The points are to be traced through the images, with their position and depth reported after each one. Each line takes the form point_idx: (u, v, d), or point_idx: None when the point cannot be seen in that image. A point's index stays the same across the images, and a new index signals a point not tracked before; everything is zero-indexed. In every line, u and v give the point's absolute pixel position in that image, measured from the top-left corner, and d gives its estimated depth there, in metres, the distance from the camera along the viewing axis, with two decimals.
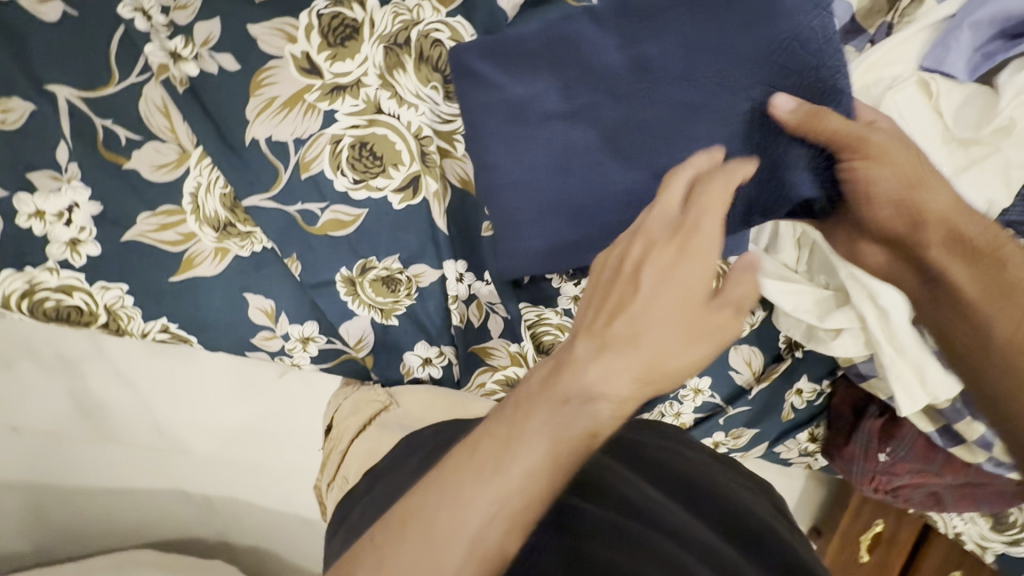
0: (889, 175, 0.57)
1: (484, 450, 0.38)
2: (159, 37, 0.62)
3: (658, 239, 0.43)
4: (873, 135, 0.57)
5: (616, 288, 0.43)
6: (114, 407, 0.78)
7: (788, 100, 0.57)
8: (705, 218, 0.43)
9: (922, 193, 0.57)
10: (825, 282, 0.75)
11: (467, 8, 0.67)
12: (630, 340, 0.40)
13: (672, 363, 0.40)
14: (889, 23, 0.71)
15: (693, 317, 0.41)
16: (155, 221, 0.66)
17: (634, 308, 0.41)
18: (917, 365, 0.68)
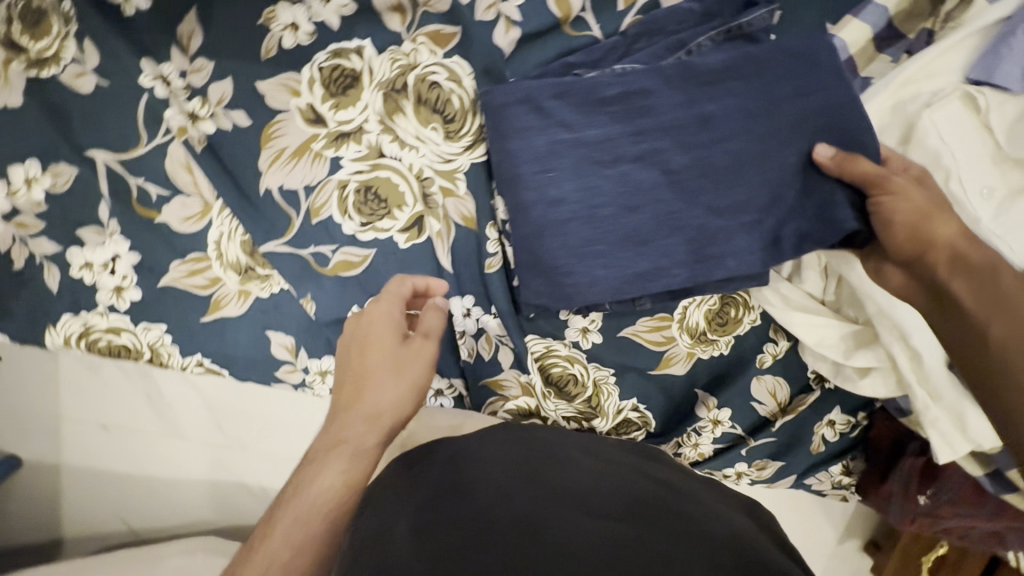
0: (908, 207, 0.56)
1: (332, 454, 0.59)
2: (178, 100, 0.67)
3: (391, 322, 0.63)
4: (895, 175, 0.57)
5: (397, 349, 0.62)
6: (186, 411, 0.81)
7: (826, 147, 0.59)
8: (380, 314, 0.63)
9: (934, 221, 0.56)
10: (853, 315, 0.69)
11: (464, 47, 0.66)
12: (347, 400, 0.61)
13: (385, 410, 0.60)
14: (930, 29, 0.65)
15: (405, 376, 0.61)
16: (186, 267, 0.72)
17: (358, 381, 0.61)
18: (955, 411, 0.63)
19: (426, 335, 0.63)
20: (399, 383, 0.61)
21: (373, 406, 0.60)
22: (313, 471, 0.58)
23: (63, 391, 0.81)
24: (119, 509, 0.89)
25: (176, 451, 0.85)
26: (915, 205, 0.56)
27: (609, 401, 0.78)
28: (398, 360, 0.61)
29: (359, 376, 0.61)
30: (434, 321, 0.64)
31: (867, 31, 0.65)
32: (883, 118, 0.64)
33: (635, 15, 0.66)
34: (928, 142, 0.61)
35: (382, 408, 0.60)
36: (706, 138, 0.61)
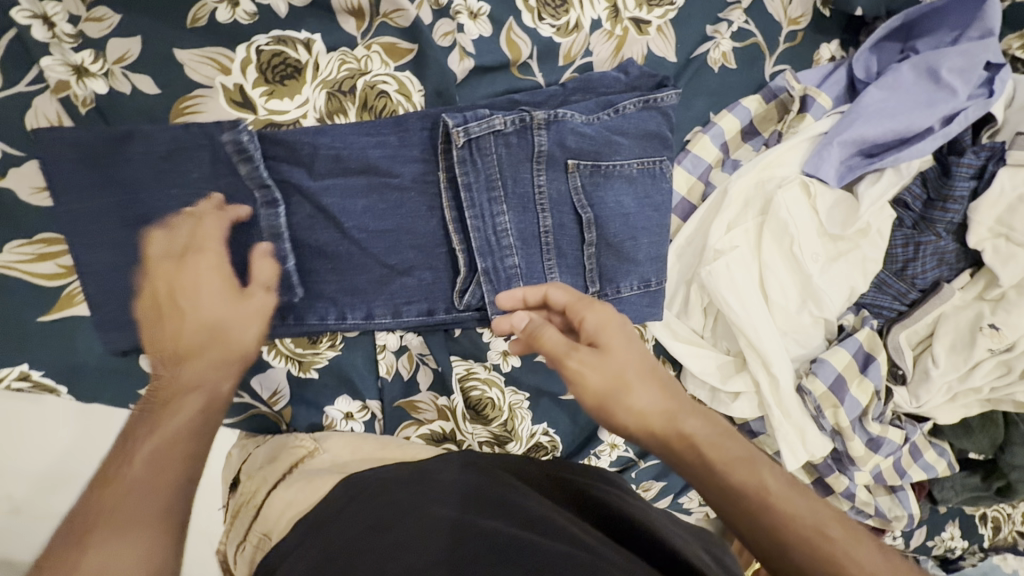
0: (590, 362, 0.58)
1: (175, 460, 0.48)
2: (61, 48, 0.55)
3: (621, 348, 0.60)
4: (590, 313, 0.62)
5: (601, 340, 0.60)
6: None
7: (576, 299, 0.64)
8: (645, 370, 0.59)
9: (627, 370, 0.58)
10: (726, 347, 0.83)
11: (418, 65, 0.68)
12: (604, 404, 0.57)
13: (663, 419, 0.56)
14: (779, 130, 0.85)
15: (618, 369, 0.58)
16: (31, 249, 0.58)
17: (605, 364, 0.59)
18: (799, 427, 0.78)
19: (613, 344, 0.60)
20: (669, 404, 0.57)
21: (651, 417, 0.56)
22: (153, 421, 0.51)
23: None
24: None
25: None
26: (727, 443, 0.54)
27: (523, 425, 0.80)
28: (622, 353, 0.60)
29: (616, 380, 0.58)
30: (624, 332, 0.61)
31: (737, 123, 0.84)
32: (748, 191, 0.82)
33: (573, 72, 0.76)
34: (779, 215, 0.79)
35: (667, 418, 0.56)
36: (623, 191, 0.74)
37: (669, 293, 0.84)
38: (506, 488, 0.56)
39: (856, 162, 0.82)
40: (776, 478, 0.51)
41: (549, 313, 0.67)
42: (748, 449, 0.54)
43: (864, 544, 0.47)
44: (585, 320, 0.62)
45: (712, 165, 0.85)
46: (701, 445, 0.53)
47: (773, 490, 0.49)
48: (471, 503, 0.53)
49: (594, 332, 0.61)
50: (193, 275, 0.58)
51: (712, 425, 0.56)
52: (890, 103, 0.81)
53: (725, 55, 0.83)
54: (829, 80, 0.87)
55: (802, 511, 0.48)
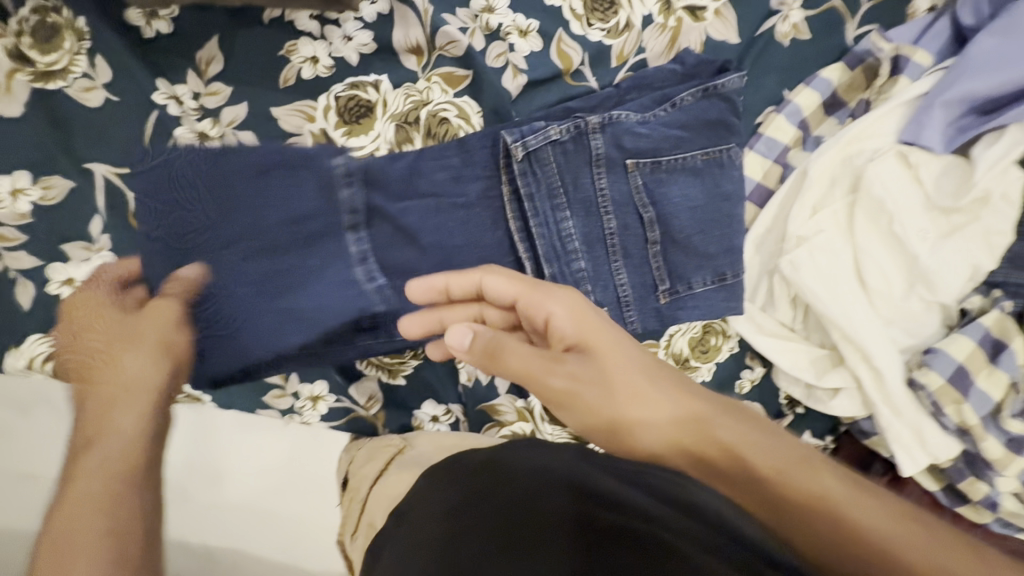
0: (563, 320, 0.59)
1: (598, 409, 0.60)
2: (189, 120, 0.68)
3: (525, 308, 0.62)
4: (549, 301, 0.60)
5: (144, 331, 0.67)
6: None
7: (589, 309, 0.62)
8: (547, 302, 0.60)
9: (555, 320, 0.60)
10: (820, 340, 0.77)
11: (474, 89, 0.72)
12: (612, 425, 0.60)
13: (688, 430, 0.60)
14: (867, 99, 0.78)
15: (590, 335, 0.60)
16: None
17: (586, 340, 0.60)
18: (915, 426, 0.70)
19: (600, 345, 0.59)
20: (575, 312, 0.60)
21: (656, 398, 0.61)
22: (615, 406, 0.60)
23: None
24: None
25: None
26: (597, 333, 0.60)
27: None
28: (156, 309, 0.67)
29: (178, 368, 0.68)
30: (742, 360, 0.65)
31: (816, 97, 0.78)
32: (835, 170, 0.75)
33: (627, 71, 0.76)
34: (873, 196, 0.71)
35: (685, 422, 0.60)
36: (683, 186, 0.71)
37: (750, 285, 0.79)
38: (762, 425, 0.61)
39: (970, 122, 0.71)
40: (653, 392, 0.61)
41: (519, 312, 0.66)
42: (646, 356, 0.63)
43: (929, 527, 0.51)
44: (552, 316, 0.60)
45: (790, 145, 0.79)
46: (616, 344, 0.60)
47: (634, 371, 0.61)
48: (510, 474, 0.55)
49: (568, 334, 0.60)
50: (627, 349, 0.61)
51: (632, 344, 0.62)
52: (1005, 50, 0.70)
53: (796, 27, 0.78)
54: (928, 34, 0.77)
55: (804, 468, 0.57)
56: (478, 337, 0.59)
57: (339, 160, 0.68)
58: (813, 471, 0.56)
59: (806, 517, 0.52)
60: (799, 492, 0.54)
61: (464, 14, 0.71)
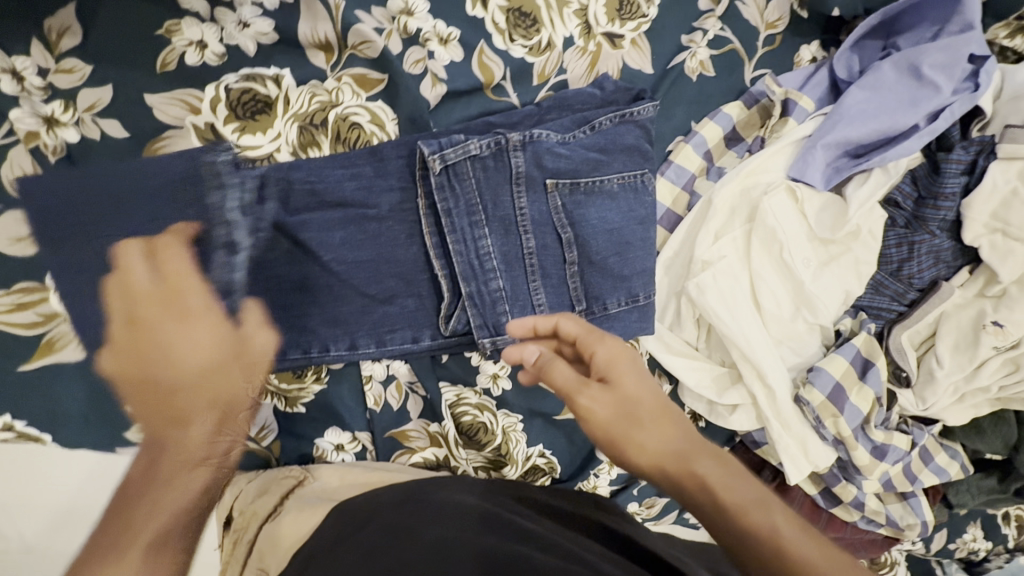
0: (604, 350, 0.59)
1: (652, 441, 0.56)
2: (32, 100, 0.56)
3: (595, 354, 0.60)
4: (599, 345, 0.60)
5: (145, 331, 0.54)
6: None
7: (533, 351, 0.61)
8: (597, 345, 0.60)
9: (596, 348, 0.60)
10: (721, 359, 0.81)
11: (389, 94, 0.68)
12: (612, 442, 0.57)
13: (675, 461, 0.55)
14: (762, 136, 0.85)
15: (625, 403, 0.57)
16: (11, 298, 0.57)
17: (630, 380, 0.58)
18: (800, 438, 0.76)
19: (625, 380, 0.58)
20: (622, 353, 0.60)
21: (656, 457, 0.55)
22: (645, 438, 0.56)
23: None
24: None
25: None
26: (620, 366, 0.59)
27: (517, 448, 0.78)
28: (132, 274, 0.55)
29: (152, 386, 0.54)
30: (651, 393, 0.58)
31: (719, 131, 0.83)
32: (734, 199, 0.81)
33: (548, 90, 0.75)
34: (765, 225, 0.78)
35: (679, 459, 0.55)
36: (601, 208, 0.72)
37: (660, 306, 0.82)
38: (734, 469, 0.55)
39: (844, 164, 0.80)
40: (656, 425, 0.57)
41: (559, 343, 0.64)
42: (648, 385, 0.59)
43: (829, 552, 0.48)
44: (596, 353, 0.59)
45: (696, 174, 0.83)
46: (619, 378, 0.58)
47: (642, 410, 0.57)
48: (464, 509, 0.57)
49: (605, 366, 0.59)
50: (635, 390, 0.58)
51: (636, 374, 0.59)
52: (871, 103, 0.79)
53: (703, 64, 0.83)
54: (810, 82, 0.86)
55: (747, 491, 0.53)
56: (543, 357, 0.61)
57: (190, 187, 0.59)
58: (754, 500, 0.52)
59: (778, 562, 0.47)
60: (756, 533, 0.49)
61: (380, 14, 0.66)
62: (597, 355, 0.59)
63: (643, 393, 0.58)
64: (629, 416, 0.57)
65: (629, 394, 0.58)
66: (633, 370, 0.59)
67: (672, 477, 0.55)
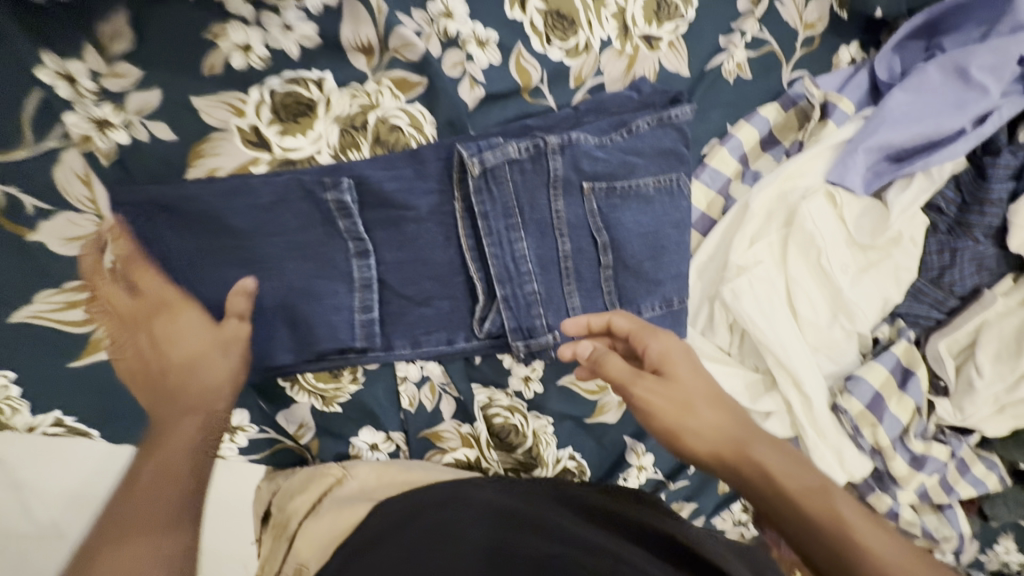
0: (656, 341, 0.62)
1: (705, 426, 0.58)
2: (84, 103, 0.57)
3: (648, 347, 0.62)
4: (652, 338, 0.63)
5: (140, 337, 0.61)
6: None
7: (588, 346, 0.63)
8: (649, 339, 0.62)
9: (647, 338, 0.62)
10: (755, 365, 0.80)
11: (428, 97, 0.68)
12: (668, 432, 0.59)
13: (733, 447, 0.57)
14: (800, 139, 0.83)
15: (681, 393, 0.59)
16: (61, 298, 0.59)
17: (685, 369, 0.61)
18: (836, 447, 0.75)
19: (678, 369, 0.61)
20: (673, 344, 0.63)
21: (715, 443, 0.57)
22: (698, 424, 0.58)
23: None
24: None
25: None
26: (677, 357, 0.62)
27: (548, 451, 0.78)
28: (116, 301, 0.60)
29: (171, 393, 0.61)
30: (705, 379, 0.61)
31: (755, 133, 0.82)
32: (771, 202, 0.79)
33: (584, 92, 0.75)
34: (802, 228, 0.77)
35: (735, 445, 0.57)
36: (637, 210, 0.72)
37: (693, 310, 0.82)
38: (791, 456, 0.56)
39: (885, 169, 0.78)
40: (710, 411, 0.59)
41: (613, 339, 0.67)
42: (701, 375, 0.61)
43: (898, 543, 0.49)
44: (648, 347, 0.62)
45: (731, 177, 0.82)
46: (673, 368, 0.61)
47: (696, 400, 0.59)
48: (506, 507, 0.57)
49: (658, 358, 0.62)
50: (688, 379, 0.60)
51: (690, 364, 0.61)
52: (914, 107, 0.78)
53: (740, 66, 0.82)
54: (850, 84, 0.84)
55: (807, 476, 0.55)
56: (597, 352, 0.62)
57: (240, 194, 0.61)
58: (815, 486, 0.53)
59: (845, 546, 0.48)
60: (817, 514, 0.51)
61: (420, 17, 0.66)
62: (650, 346, 0.62)
63: (699, 382, 0.60)
64: (684, 404, 0.59)
65: (684, 383, 0.60)
66: (686, 361, 0.61)
67: (728, 466, 0.56)
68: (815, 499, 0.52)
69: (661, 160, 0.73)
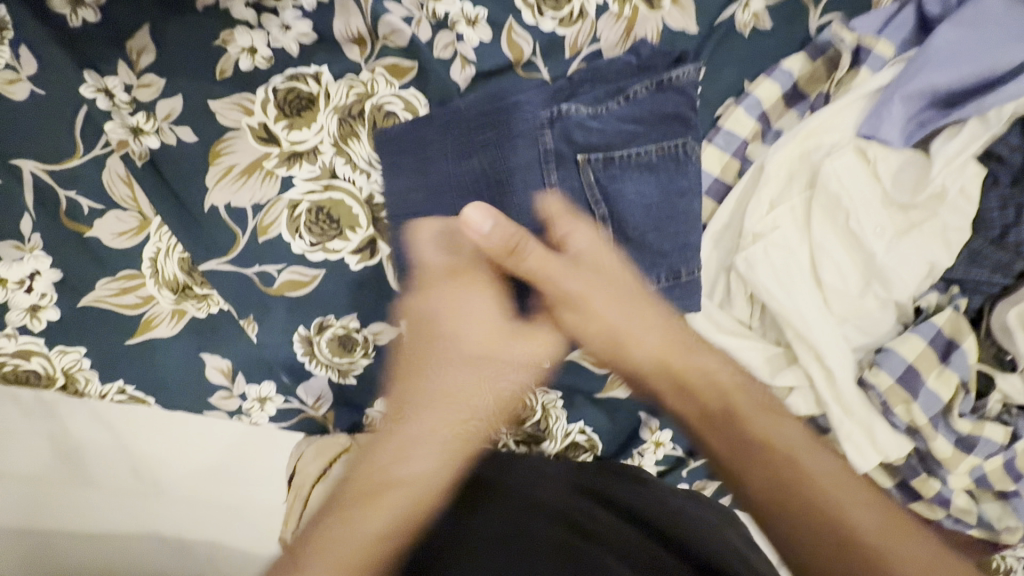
0: (531, 243, 0.61)
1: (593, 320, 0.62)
2: (121, 114, 0.65)
3: (530, 249, 0.60)
4: (529, 245, 0.61)
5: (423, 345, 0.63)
6: (74, 451, 0.68)
7: (480, 217, 0.58)
8: (522, 243, 0.60)
9: (519, 254, 0.60)
10: (776, 338, 0.76)
11: (421, 81, 0.70)
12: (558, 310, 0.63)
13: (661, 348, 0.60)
14: (828, 91, 0.76)
15: (575, 275, 0.62)
16: (115, 285, 0.68)
17: (572, 259, 0.63)
18: (866, 424, 0.69)
19: (560, 268, 0.62)
20: (547, 254, 0.61)
21: (603, 331, 0.62)
22: (579, 318, 0.62)
23: None
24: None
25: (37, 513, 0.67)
26: (553, 260, 0.61)
27: (557, 424, 0.80)
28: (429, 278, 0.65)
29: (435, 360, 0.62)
30: (599, 267, 0.63)
31: (777, 89, 0.76)
32: (792, 163, 0.73)
33: (580, 61, 0.73)
34: (830, 186, 0.70)
35: (632, 348, 0.61)
36: (629, 182, 0.69)
37: (708, 281, 0.78)
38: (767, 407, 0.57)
39: (931, 116, 0.69)
40: (601, 299, 0.62)
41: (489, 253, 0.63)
42: (592, 261, 0.63)
43: (857, 489, 0.50)
44: (527, 255, 0.60)
45: (748, 139, 0.77)
46: (550, 268, 0.61)
47: (590, 300, 0.61)
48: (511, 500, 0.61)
49: (540, 262, 0.61)
50: (571, 274, 0.62)
51: (580, 247, 0.63)
52: (966, 42, 0.68)
53: (757, 16, 0.76)
54: (892, 25, 0.74)
55: (765, 411, 0.57)
56: (499, 229, 0.58)
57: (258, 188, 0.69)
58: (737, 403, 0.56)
59: (803, 501, 0.49)
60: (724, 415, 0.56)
61: (409, 2, 0.68)
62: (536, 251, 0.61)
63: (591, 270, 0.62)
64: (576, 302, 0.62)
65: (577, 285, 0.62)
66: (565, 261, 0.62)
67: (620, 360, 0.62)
68: (782, 447, 0.53)
69: (655, 129, 0.70)
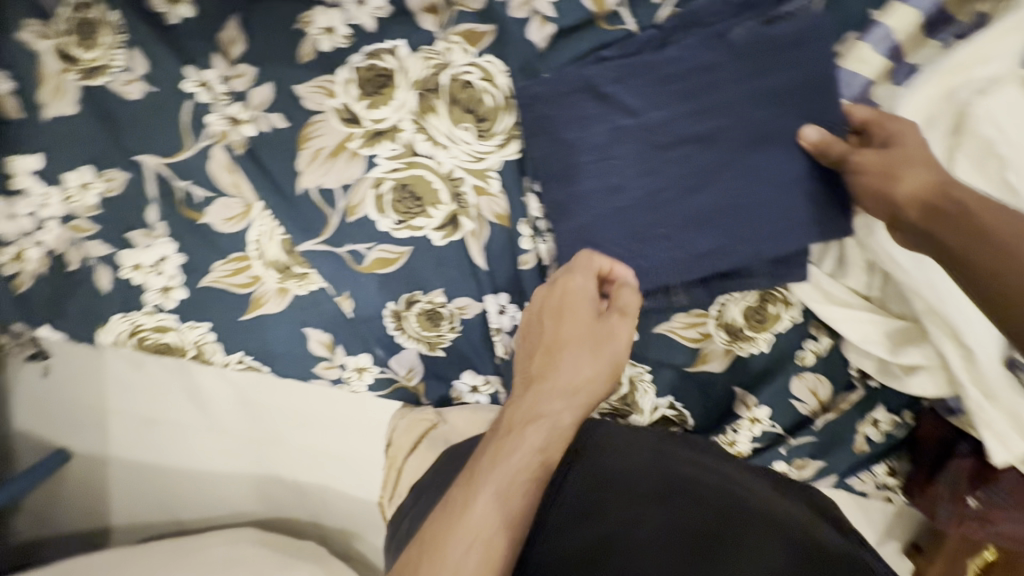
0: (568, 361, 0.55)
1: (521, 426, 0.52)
2: (219, 105, 0.69)
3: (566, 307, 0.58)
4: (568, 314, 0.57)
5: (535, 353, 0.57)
6: (215, 398, 0.86)
7: (816, 132, 0.61)
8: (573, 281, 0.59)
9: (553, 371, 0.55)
10: (899, 310, 0.68)
11: (498, 46, 0.67)
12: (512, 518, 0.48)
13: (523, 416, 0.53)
14: (981, 14, 0.63)
15: (524, 421, 0.52)
16: (228, 267, 0.75)
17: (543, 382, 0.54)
18: (1012, 410, 0.62)
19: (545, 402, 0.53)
20: (554, 304, 0.59)
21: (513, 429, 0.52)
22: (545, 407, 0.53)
23: (114, 388, 0.88)
24: (166, 505, 0.95)
25: (215, 444, 0.89)
26: (568, 333, 0.57)
27: (645, 398, 0.77)
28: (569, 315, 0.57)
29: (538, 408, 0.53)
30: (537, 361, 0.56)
31: (914, 15, 0.63)
32: (934, 106, 0.62)
33: (672, 6, 0.66)
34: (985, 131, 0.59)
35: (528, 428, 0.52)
36: (767, 113, 0.62)
37: (817, 247, 0.71)
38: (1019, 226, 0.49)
39: None
40: (570, 391, 0.54)
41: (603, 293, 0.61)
42: (552, 332, 0.57)
43: None
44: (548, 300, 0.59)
45: (874, 80, 0.65)
46: (536, 403, 0.53)
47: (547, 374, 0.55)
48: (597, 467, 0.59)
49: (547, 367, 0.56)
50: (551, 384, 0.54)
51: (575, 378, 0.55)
52: None
53: None
54: None
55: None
56: (834, 141, 0.60)
57: (346, 170, 0.71)
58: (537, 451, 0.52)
59: None
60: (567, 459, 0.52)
61: None
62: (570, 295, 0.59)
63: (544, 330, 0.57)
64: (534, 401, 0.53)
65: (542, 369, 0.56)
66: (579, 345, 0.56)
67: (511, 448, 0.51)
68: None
69: (811, 51, 0.61)
